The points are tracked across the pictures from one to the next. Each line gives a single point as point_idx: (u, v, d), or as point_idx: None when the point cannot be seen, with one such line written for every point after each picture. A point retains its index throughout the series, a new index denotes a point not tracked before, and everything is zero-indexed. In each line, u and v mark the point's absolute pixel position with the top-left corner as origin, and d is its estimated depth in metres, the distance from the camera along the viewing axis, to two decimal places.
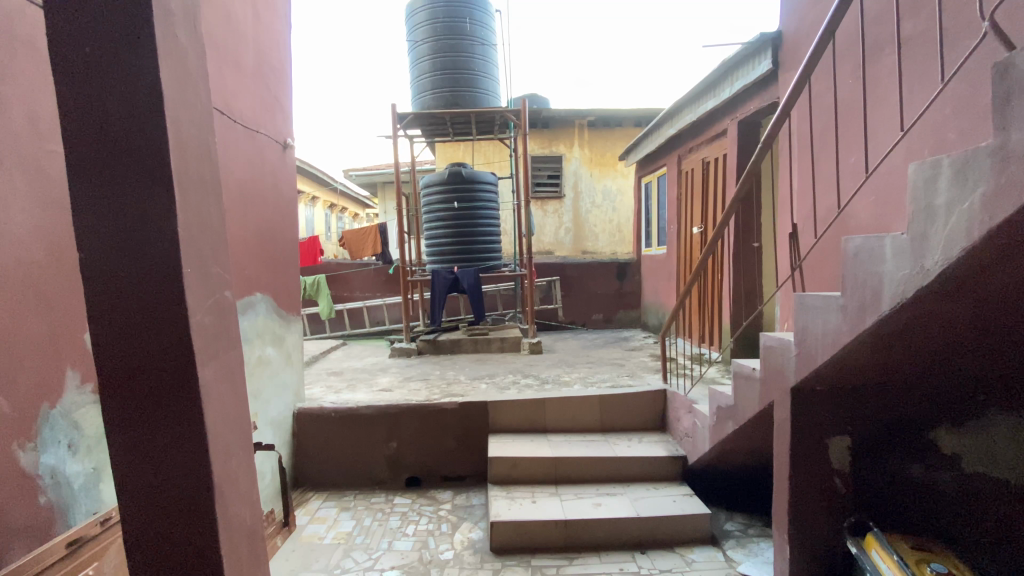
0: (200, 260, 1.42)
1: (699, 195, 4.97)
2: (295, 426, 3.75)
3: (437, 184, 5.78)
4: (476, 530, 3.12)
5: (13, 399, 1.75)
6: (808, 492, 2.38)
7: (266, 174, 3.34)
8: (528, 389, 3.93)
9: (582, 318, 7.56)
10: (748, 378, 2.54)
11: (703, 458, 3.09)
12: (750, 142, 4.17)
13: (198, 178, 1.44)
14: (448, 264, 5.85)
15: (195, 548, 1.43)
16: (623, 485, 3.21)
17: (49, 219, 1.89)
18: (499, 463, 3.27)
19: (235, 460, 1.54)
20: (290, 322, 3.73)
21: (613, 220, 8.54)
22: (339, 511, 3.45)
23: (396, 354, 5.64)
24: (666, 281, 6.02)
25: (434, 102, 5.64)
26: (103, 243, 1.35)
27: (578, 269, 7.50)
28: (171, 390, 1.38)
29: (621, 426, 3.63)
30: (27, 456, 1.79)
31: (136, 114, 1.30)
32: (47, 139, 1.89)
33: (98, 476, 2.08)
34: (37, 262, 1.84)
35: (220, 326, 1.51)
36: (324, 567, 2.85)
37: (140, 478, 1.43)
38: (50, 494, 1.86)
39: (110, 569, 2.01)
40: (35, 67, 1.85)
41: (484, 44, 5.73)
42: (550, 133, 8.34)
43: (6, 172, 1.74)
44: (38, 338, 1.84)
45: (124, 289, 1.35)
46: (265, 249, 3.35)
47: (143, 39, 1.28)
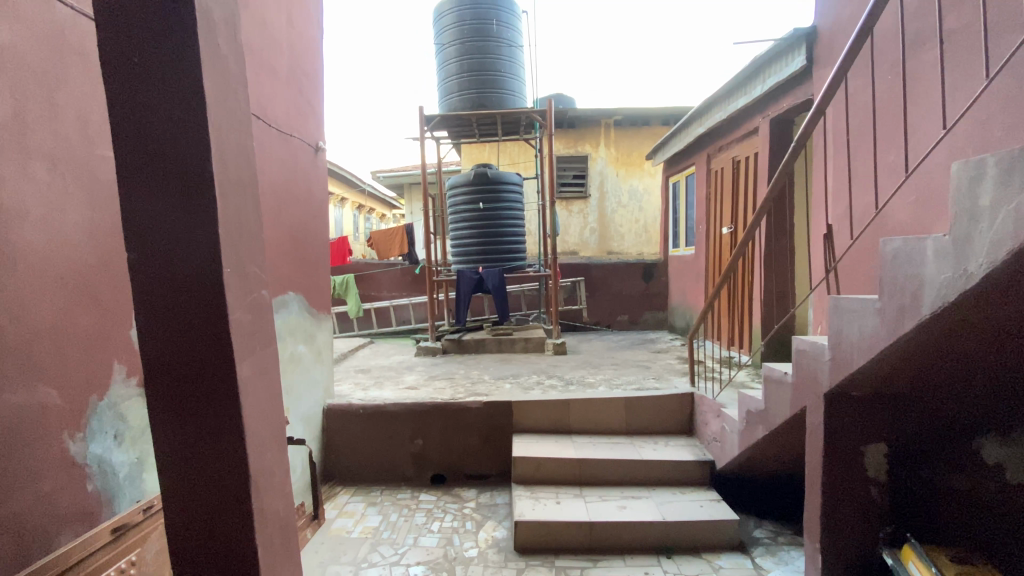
0: (239, 260, 1.48)
1: (729, 194, 4.88)
2: (324, 422, 3.83)
3: (462, 185, 5.82)
4: (500, 529, 3.13)
5: (65, 391, 1.84)
6: (841, 501, 2.31)
7: (299, 176, 3.44)
8: (551, 390, 3.93)
9: (607, 319, 7.51)
10: (779, 383, 2.48)
11: (732, 463, 3.03)
12: (782, 141, 4.07)
13: (238, 181, 1.50)
14: (473, 264, 5.89)
15: (233, 538, 1.49)
16: (649, 488, 3.17)
17: (99, 221, 1.99)
18: (523, 463, 3.28)
19: (269, 454, 1.59)
20: (321, 320, 3.82)
21: (640, 220, 8.43)
22: (366, 506, 3.52)
23: (422, 353, 5.71)
24: (694, 281, 5.92)
25: (461, 104, 5.69)
26: (150, 243, 1.41)
27: (604, 269, 7.45)
28: (212, 385, 1.44)
29: (647, 429, 3.59)
30: (77, 445, 1.89)
31: (180, 120, 1.37)
32: (97, 145, 1.99)
33: (142, 466, 2.17)
34: (89, 262, 1.95)
35: (257, 324, 1.57)
36: (351, 560, 2.91)
37: (180, 469, 1.49)
38: (97, 482, 1.95)
39: (151, 555, 2.09)
40: (86, 76, 1.95)
41: (511, 46, 5.75)
42: (576, 132, 8.31)
43: (60, 178, 1.84)
44: (87, 334, 1.93)
45: (168, 288, 1.42)
46: (298, 249, 3.44)
47: (187, 50, 1.34)
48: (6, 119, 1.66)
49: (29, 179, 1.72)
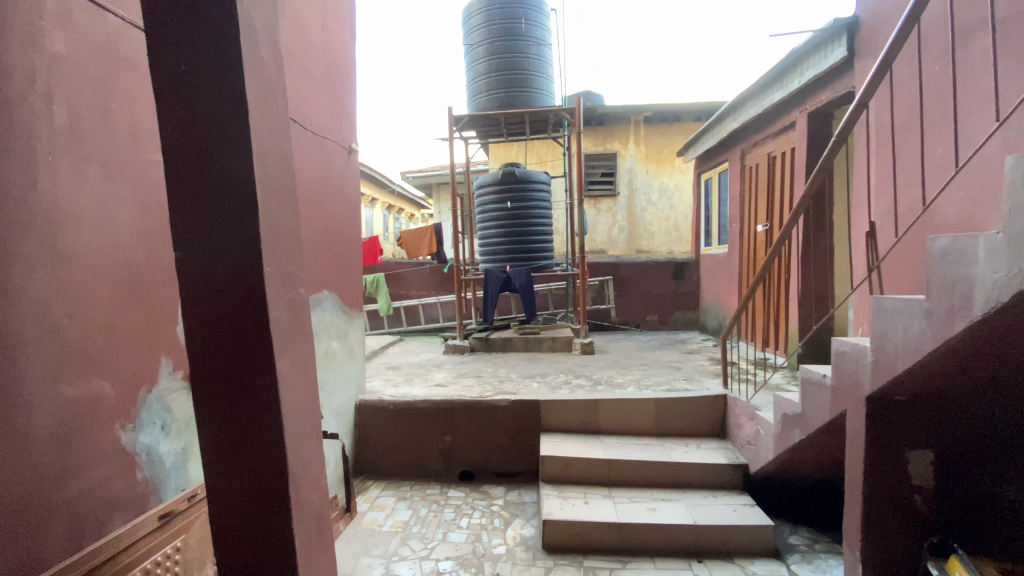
0: (278, 259, 1.53)
1: (764, 191, 4.75)
2: (356, 417, 3.92)
3: (490, 185, 5.85)
4: (528, 528, 3.13)
5: (117, 383, 1.94)
6: (883, 508, 2.22)
7: (333, 177, 3.52)
8: (579, 390, 3.91)
9: (636, 319, 7.42)
10: (818, 385, 2.40)
11: (767, 468, 2.95)
12: (821, 136, 3.94)
13: (278, 183, 1.55)
14: (500, 263, 5.91)
15: (272, 528, 1.54)
16: (680, 491, 3.12)
17: (148, 222, 2.09)
18: (552, 463, 3.27)
19: (307, 448, 1.64)
20: (354, 318, 3.90)
21: (670, 217, 8.29)
22: (396, 501, 3.58)
23: (450, 351, 5.77)
24: (727, 281, 5.78)
25: (489, 104, 5.71)
26: (195, 243, 1.47)
27: (633, 269, 7.35)
28: (253, 379, 1.49)
29: (678, 430, 3.53)
30: (128, 435, 1.98)
31: (224, 126, 1.42)
32: (147, 149, 2.10)
33: (186, 456, 2.27)
34: (140, 261, 2.05)
35: (295, 321, 1.62)
36: (383, 553, 2.97)
37: (223, 460, 1.55)
38: (146, 471, 2.05)
39: (195, 542, 2.19)
40: (136, 84, 2.05)
41: (540, 44, 5.74)
42: (605, 130, 8.24)
43: (114, 182, 1.94)
44: (137, 330, 2.03)
45: (212, 286, 1.48)
46: (332, 249, 3.53)
47: (230, 58, 1.40)
48: (65, 126, 1.76)
49: (84, 182, 1.82)
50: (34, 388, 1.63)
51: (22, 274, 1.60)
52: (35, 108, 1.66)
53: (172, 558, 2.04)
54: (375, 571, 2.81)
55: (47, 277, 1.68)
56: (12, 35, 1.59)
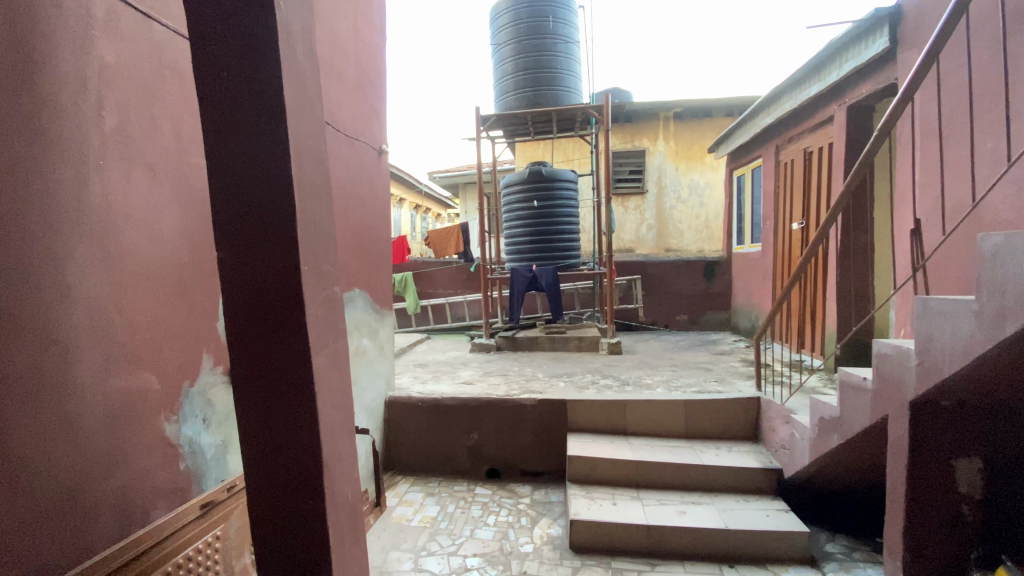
0: (314, 258, 1.57)
1: (800, 187, 4.60)
2: (386, 413, 3.99)
3: (517, 184, 5.85)
4: (555, 527, 3.13)
5: (163, 377, 2.03)
6: (927, 517, 2.13)
7: (364, 178, 3.59)
8: (607, 390, 3.88)
9: (664, 319, 7.31)
10: (858, 389, 2.31)
11: (802, 473, 2.87)
12: (861, 130, 3.80)
13: (314, 184, 1.59)
14: (527, 262, 5.92)
15: (306, 519, 1.59)
16: (710, 495, 3.06)
17: (191, 222, 2.18)
18: (579, 463, 3.26)
19: (340, 442, 1.69)
20: (384, 316, 3.97)
21: (701, 215, 8.13)
22: (424, 496, 3.63)
23: (477, 349, 5.82)
24: (760, 280, 5.63)
25: (517, 103, 5.72)
26: (236, 243, 1.53)
27: (661, 267, 7.24)
28: (291, 375, 1.54)
29: (708, 432, 3.47)
30: (173, 427, 2.07)
31: (264, 129, 1.47)
32: (190, 153, 2.18)
33: (226, 448, 2.36)
34: (183, 260, 2.13)
35: (330, 318, 1.67)
36: (411, 547, 3.02)
37: (261, 452, 1.60)
38: (189, 461, 2.14)
39: (233, 531, 2.27)
40: (180, 91, 2.14)
41: (568, 42, 5.71)
42: (633, 127, 8.14)
43: (159, 184, 2.03)
44: (181, 325, 2.12)
45: (252, 285, 1.53)
46: (364, 248, 3.60)
47: (270, 63, 1.44)
48: (115, 132, 1.85)
49: (132, 184, 1.91)
50: (88, 381, 1.72)
51: (77, 272, 1.69)
52: (87, 115, 1.74)
53: (212, 546, 2.12)
54: (404, 565, 2.85)
55: (100, 275, 1.77)
56: (66, 45, 1.67)
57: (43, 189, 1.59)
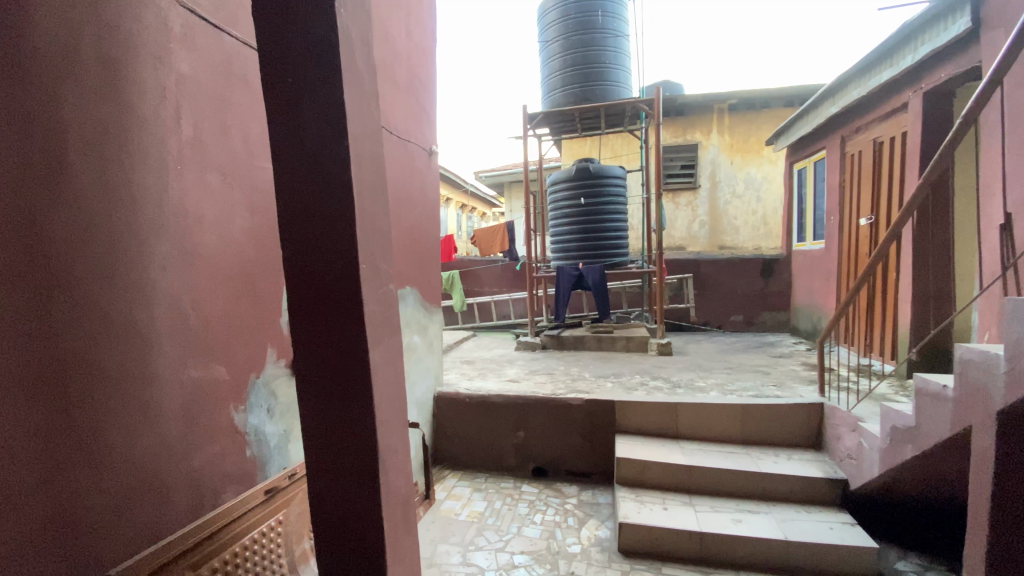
0: (371, 256, 1.63)
1: (869, 180, 4.31)
2: (434, 408, 4.07)
3: (564, 181, 5.80)
4: (603, 529, 3.09)
5: (233, 369, 2.17)
6: (1016, 540, 1.95)
7: (416, 178, 3.67)
8: (657, 392, 3.78)
9: (718, 319, 7.05)
10: (936, 398, 2.14)
11: (871, 485, 2.69)
12: (940, 118, 3.51)
13: (371, 186, 1.65)
14: (573, 260, 5.87)
15: (363, 509, 1.64)
16: (767, 504, 2.93)
17: (257, 223, 2.30)
18: (628, 465, 3.19)
19: (394, 434, 1.74)
20: (433, 313, 4.05)
21: (758, 210, 7.78)
22: (472, 491, 3.68)
23: (522, 348, 5.85)
24: (823, 279, 5.33)
25: (564, 100, 5.68)
26: (300, 244, 1.60)
27: (714, 266, 6.99)
28: (350, 369, 1.60)
29: (765, 439, 3.32)
30: (240, 416, 2.20)
31: (326, 133, 1.53)
32: (257, 157, 2.31)
33: (287, 438, 2.49)
34: (250, 258, 2.26)
35: (386, 315, 1.72)
36: (460, 541, 3.06)
37: (320, 444, 1.67)
38: (254, 448, 2.27)
39: (294, 517, 2.38)
40: (248, 98, 2.26)
41: (617, 36, 5.60)
42: (685, 120, 7.89)
43: (229, 187, 2.16)
44: (248, 320, 2.25)
45: (314, 283, 1.59)
46: (415, 247, 3.69)
47: (331, 69, 1.50)
48: (190, 138, 1.98)
49: (205, 188, 2.03)
50: (166, 371, 1.85)
51: (158, 270, 1.82)
52: (166, 123, 1.87)
53: (275, 530, 2.23)
54: (453, 558, 2.90)
55: (177, 273, 1.90)
56: (147, 58, 1.80)
57: (128, 192, 1.72)
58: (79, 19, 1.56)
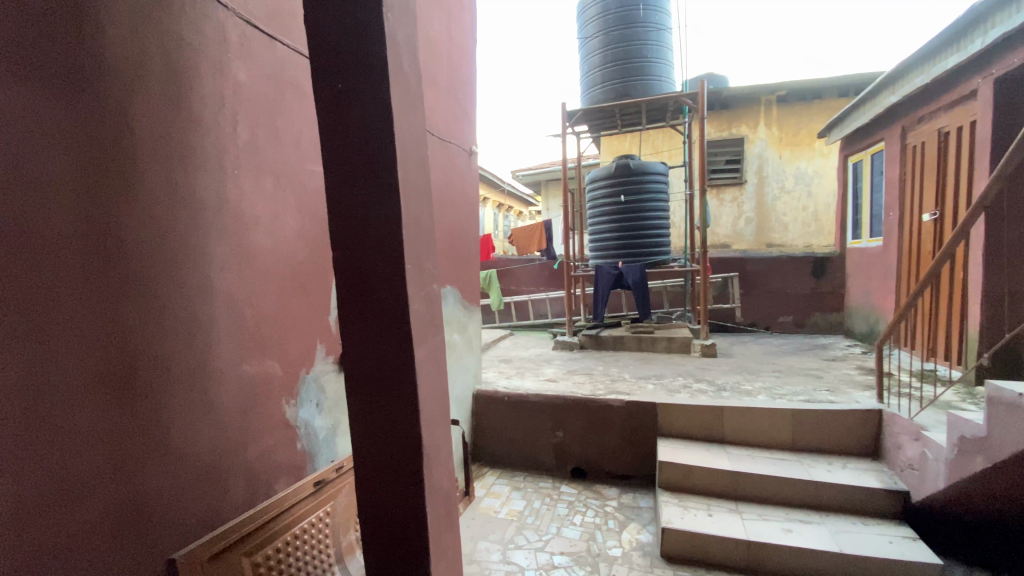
0: (416, 257, 1.66)
1: (933, 172, 4.05)
2: (473, 406, 4.12)
3: (604, 178, 5.73)
4: (645, 533, 3.03)
5: (285, 364, 2.26)
6: None
7: (456, 177, 3.71)
8: (701, 395, 3.68)
9: (765, 320, 6.79)
10: (1011, 407, 1.99)
11: (935, 498, 2.53)
12: (1014, 105, 3.26)
13: (417, 187, 1.68)
14: (613, 258, 5.79)
15: (407, 503, 1.68)
16: (820, 514, 2.80)
17: (306, 223, 2.39)
18: (671, 469, 3.12)
19: (438, 431, 1.77)
20: (472, 312, 4.09)
21: (809, 206, 7.44)
22: (511, 489, 3.69)
23: (560, 348, 5.82)
24: (881, 278, 5.04)
25: (604, 96, 5.61)
26: (349, 245, 1.64)
27: (762, 264, 6.74)
28: (395, 367, 1.64)
29: (816, 446, 3.18)
30: (292, 410, 2.30)
31: (373, 136, 1.56)
32: (307, 160, 2.40)
33: (335, 432, 2.58)
34: (299, 258, 2.35)
35: (430, 314, 1.75)
36: (499, 539, 3.08)
37: (365, 439, 1.71)
38: (305, 441, 2.36)
39: (341, 508, 2.45)
40: (299, 104, 2.35)
41: (659, 29, 5.48)
42: (730, 113, 7.64)
43: (281, 189, 2.25)
44: (299, 318, 2.34)
45: (361, 283, 1.64)
46: (455, 247, 3.73)
47: (378, 73, 1.53)
48: (246, 144, 2.07)
49: (259, 191, 2.12)
50: (224, 366, 1.95)
51: (217, 270, 1.92)
52: (225, 130, 1.97)
53: (323, 520, 2.31)
54: (493, 556, 2.92)
55: (235, 273, 2.00)
56: (207, 68, 1.89)
57: (191, 197, 1.81)
58: (147, 33, 1.66)
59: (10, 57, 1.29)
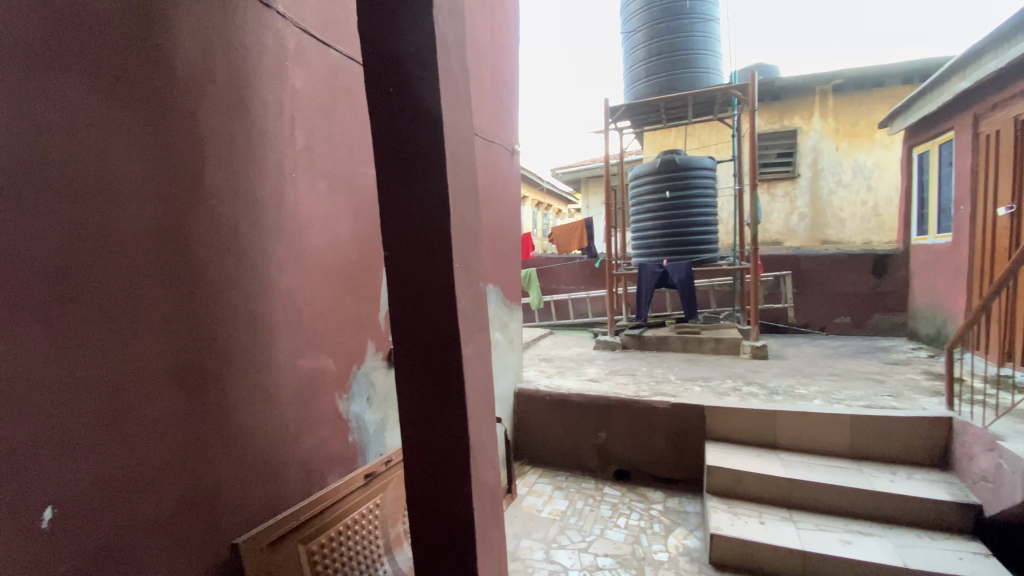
0: (464, 256, 1.68)
1: (1011, 162, 3.74)
2: (516, 405, 4.14)
3: (648, 174, 5.62)
4: (692, 539, 2.96)
5: (337, 360, 2.34)
6: None
7: (499, 177, 3.73)
8: (751, 398, 3.55)
9: (820, 321, 6.47)
10: None
11: (1012, 514, 2.34)
12: None
13: (465, 187, 1.70)
14: (657, 256, 5.67)
15: (454, 499, 1.70)
16: (881, 526, 2.65)
17: (357, 224, 2.46)
18: (720, 474, 3.03)
19: (484, 429, 1.78)
20: (514, 310, 4.11)
21: (868, 201, 7.03)
22: (553, 489, 3.69)
23: (602, 347, 5.76)
24: (950, 277, 4.71)
25: (648, 90, 5.50)
26: (399, 244, 1.68)
27: (816, 262, 6.43)
28: (443, 364, 1.67)
29: (878, 454, 3.01)
30: (344, 404, 2.38)
31: (424, 137, 1.59)
32: (358, 162, 2.47)
33: (384, 426, 2.65)
34: (351, 258, 2.42)
35: (477, 312, 1.77)
36: (542, 538, 3.09)
37: (413, 435, 1.75)
38: (356, 434, 2.44)
39: (390, 501, 2.52)
40: (351, 108, 2.43)
41: (707, 19, 5.31)
42: (782, 105, 7.33)
43: (334, 190, 2.33)
44: (350, 315, 2.42)
45: (411, 282, 1.67)
46: (498, 246, 3.76)
47: (429, 75, 1.56)
48: (303, 148, 2.16)
49: (315, 193, 2.21)
50: (283, 361, 2.03)
51: (276, 269, 2.01)
52: (283, 134, 2.06)
53: (373, 512, 2.38)
54: (536, 554, 2.92)
55: (292, 272, 2.09)
56: (268, 76, 1.99)
57: (253, 199, 1.91)
58: (214, 44, 1.75)
59: (96, 73, 1.39)
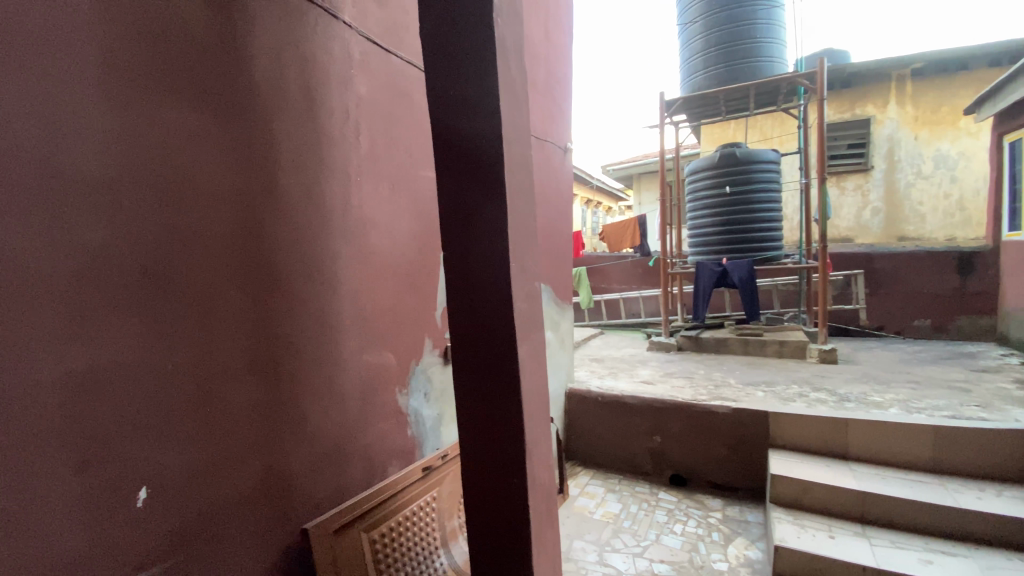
0: (520, 255, 1.69)
1: None
2: (568, 405, 4.12)
3: (707, 169, 5.43)
4: (754, 550, 2.83)
5: (397, 356, 2.41)
6: None
7: (552, 176, 3.72)
8: (820, 405, 3.35)
9: (896, 324, 6.02)
10: None
11: None
12: None
13: (521, 187, 1.71)
14: (715, 253, 5.47)
15: (509, 495, 1.72)
16: (970, 546, 2.43)
17: (416, 225, 2.53)
18: (786, 484, 2.88)
19: (539, 427, 1.79)
20: (566, 310, 4.08)
21: (953, 193, 6.46)
22: (606, 491, 3.64)
23: (656, 349, 5.62)
24: None
25: (706, 82, 5.30)
26: (456, 244, 1.71)
27: (891, 260, 5.98)
28: (499, 362, 1.68)
29: (965, 468, 2.77)
30: (403, 399, 2.46)
31: (483, 138, 1.61)
32: (416, 164, 2.54)
33: (440, 421, 2.72)
34: (410, 258, 2.49)
35: (532, 311, 1.77)
36: (596, 540, 3.05)
37: (470, 430, 1.78)
38: (414, 428, 2.52)
39: (445, 495, 2.58)
40: (411, 112, 2.50)
41: (770, 6, 5.06)
42: (853, 92, 6.87)
43: (395, 192, 2.40)
44: (409, 313, 2.49)
45: (468, 281, 1.70)
46: (550, 245, 3.74)
47: (488, 77, 1.58)
48: (366, 152, 2.24)
49: (377, 196, 2.29)
50: (348, 357, 2.13)
51: (342, 268, 2.10)
52: (348, 139, 2.14)
53: (430, 504, 2.45)
54: (589, 556, 2.90)
55: (356, 271, 2.17)
56: (335, 84, 2.08)
57: (322, 202, 2.01)
58: (287, 56, 1.86)
59: (187, 89, 1.51)
